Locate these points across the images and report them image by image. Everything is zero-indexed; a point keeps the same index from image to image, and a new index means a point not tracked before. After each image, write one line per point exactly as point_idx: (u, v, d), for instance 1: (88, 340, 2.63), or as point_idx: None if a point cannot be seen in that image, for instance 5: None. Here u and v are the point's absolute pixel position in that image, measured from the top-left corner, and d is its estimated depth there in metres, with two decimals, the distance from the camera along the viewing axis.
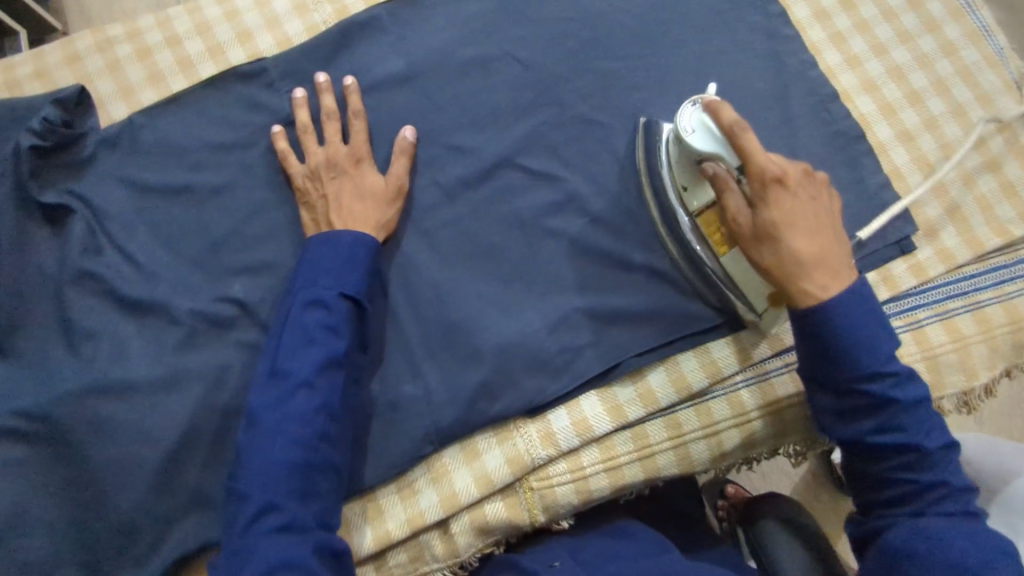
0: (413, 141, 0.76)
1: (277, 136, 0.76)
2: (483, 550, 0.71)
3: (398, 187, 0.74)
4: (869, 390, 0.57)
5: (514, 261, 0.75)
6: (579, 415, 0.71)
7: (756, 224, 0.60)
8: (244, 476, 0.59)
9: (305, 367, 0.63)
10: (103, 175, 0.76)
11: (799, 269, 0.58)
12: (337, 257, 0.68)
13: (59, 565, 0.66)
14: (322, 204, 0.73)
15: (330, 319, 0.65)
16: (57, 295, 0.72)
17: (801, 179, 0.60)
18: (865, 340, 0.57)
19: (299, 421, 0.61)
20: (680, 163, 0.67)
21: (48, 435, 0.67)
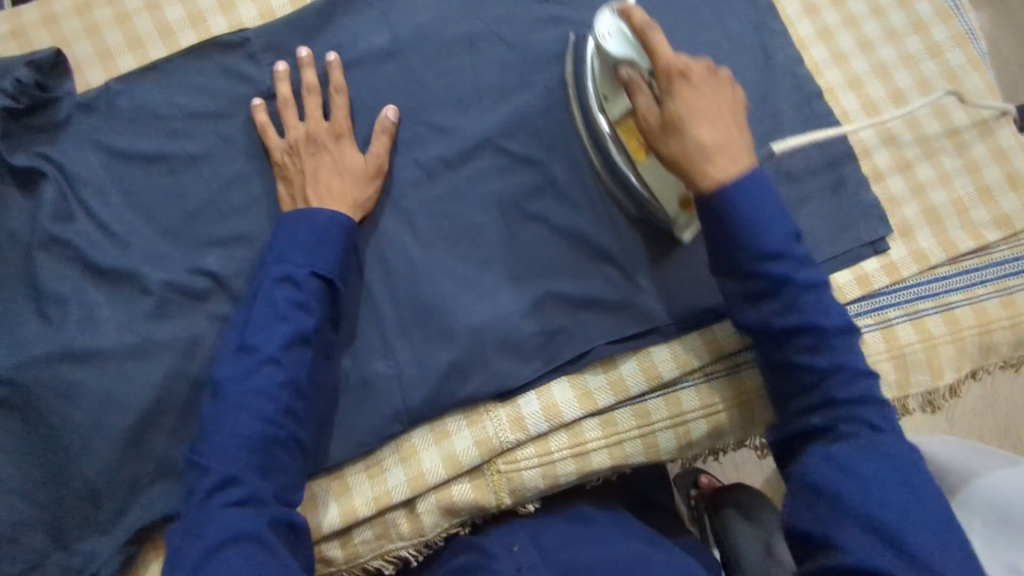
0: (395, 121, 0.75)
1: (257, 109, 0.75)
2: (449, 530, 0.71)
3: (377, 166, 0.74)
4: (766, 271, 0.60)
5: (491, 244, 0.75)
6: (549, 400, 0.71)
7: (664, 115, 0.62)
8: (207, 450, 0.59)
9: (272, 342, 0.62)
10: (77, 140, 0.75)
11: (686, 118, 0.62)
12: (312, 234, 0.68)
13: (23, 531, 0.66)
14: (299, 179, 0.73)
15: (300, 296, 0.65)
16: (26, 259, 0.72)
17: (702, 73, 0.63)
18: (763, 221, 0.60)
19: (263, 397, 0.60)
20: (602, 71, 0.67)
21: (16, 401, 0.67)
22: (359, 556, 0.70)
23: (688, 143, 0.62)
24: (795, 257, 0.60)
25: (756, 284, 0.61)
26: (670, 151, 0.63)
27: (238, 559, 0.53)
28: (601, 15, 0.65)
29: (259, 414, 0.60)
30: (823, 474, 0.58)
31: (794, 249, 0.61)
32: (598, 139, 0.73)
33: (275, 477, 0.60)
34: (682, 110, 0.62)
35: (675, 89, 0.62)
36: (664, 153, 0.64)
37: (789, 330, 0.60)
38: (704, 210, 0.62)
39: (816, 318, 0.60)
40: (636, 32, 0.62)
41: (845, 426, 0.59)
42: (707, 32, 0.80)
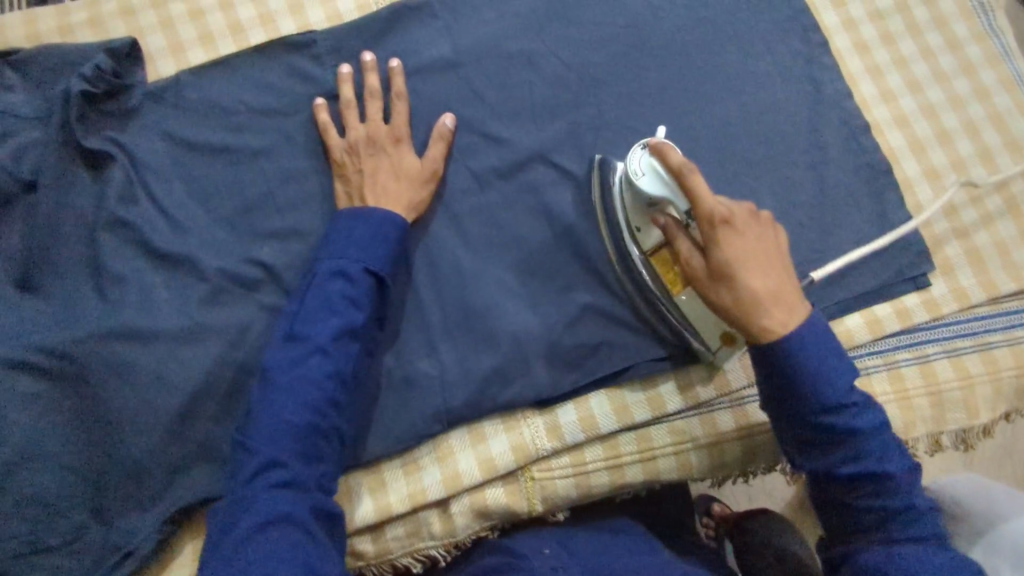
0: (452, 129, 0.77)
1: (320, 109, 0.78)
2: (479, 533, 0.72)
3: (432, 171, 0.76)
4: (827, 423, 0.59)
5: (538, 255, 0.76)
6: (586, 411, 0.72)
7: (710, 266, 0.62)
8: (255, 432, 0.60)
9: (325, 334, 0.64)
10: (146, 128, 0.78)
11: (736, 269, 0.60)
12: (367, 232, 0.70)
13: (62, 504, 0.66)
14: (358, 178, 0.75)
15: (352, 290, 0.67)
16: (89, 239, 0.74)
17: (745, 218, 0.62)
18: (824, 372, 0.59)
19: (312, 386, 0.62)
20: (634, 209, 0.68)
21: (70, 374, 0.68)
22: (390, 552, 0.71)
23: (737, 290, 0.60)
24: (858, 406, 0.59)
25: (824, 439, 0.60)
26: (721, 298, 0.62)
27: (282, 543, 0.55)
28: (636, 156, 0.65)
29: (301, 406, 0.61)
30: (888, 567, 0.56)
31: (860, 433, 0.59)
32: (625, 258, 0.73)
33: (317, 468, 0.61)
34: (732, 257, 0.60)
35: (718, 238, 0.61)
36: (714, 301, 0.62)
37: (836, 432, 0.59)
38: (770, 376, 0.61)
39: (876, 465, 0.59)
40: (672, 171, 0.63)
41: (905, 531, 0.58)
42: (759, 62, 0.82)
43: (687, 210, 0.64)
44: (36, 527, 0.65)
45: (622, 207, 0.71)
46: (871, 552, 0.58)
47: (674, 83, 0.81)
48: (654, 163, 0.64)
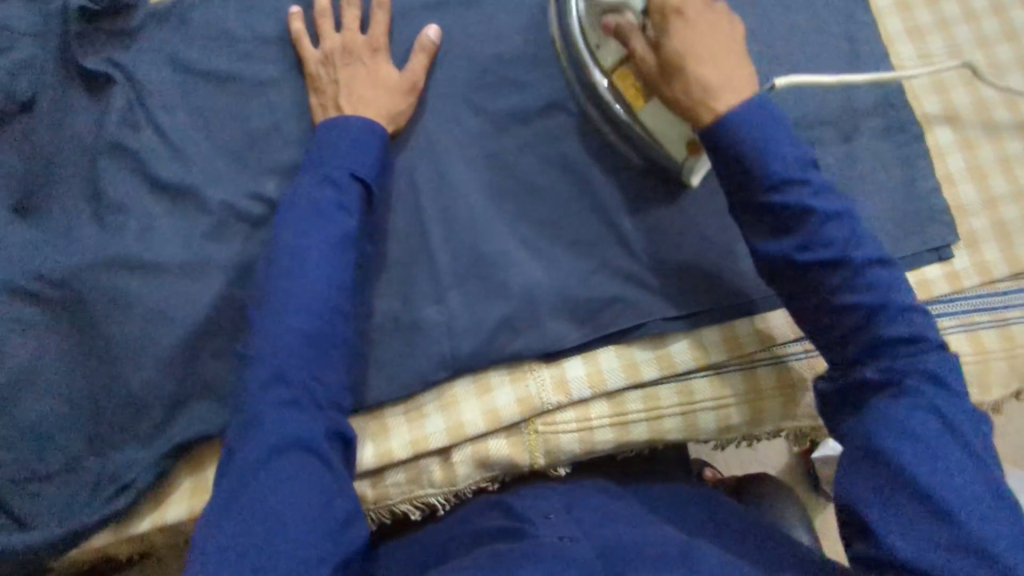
0: (436, 40, 0.74)
1: (294, 17, 0.74)
2: (479, 483, 0.71)
3: (412, 83, 0.73)
4: (802, 258, 0.57)
5: (555, 205, 0.74)
6: (594, 367, 0.71)
7: (662, 57, 0.61)
8: (257, 347, 0.60)
9: (314, 238, 0.64)
10: (148, 50, 0.74)
11: (686, 61, 0.60)
12: (350, 143, 0.68)
13: (61, 432, 0.66)
14: (332, 89, 0.72)
15: (342, 198, 0.66)
16: (89, 164, 0.71)
17: (699, 8, 0.61)
18: (762, 145, 0.57)
19: (308, 296, 0.62)
20: (588, 17, 0.67)
21: (68, 301, 0.67)
22: (388, 497, 0.70)
23: (688, 82, 0.60)
24: (852, 258, 0.57)
25: (819, 252, 0.57)
26: (679, 90, 0.61)
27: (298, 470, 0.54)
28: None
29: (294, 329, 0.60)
30: (903, 454, 0.52)
31: (840, 247, 0.57)
32: (595, 96, 0.71)
33: (325, 391, 0.60)
34: (680, 50, 0.60)
35: (668, 29, 0.61)
36: (669, 98, 0.62)
37: (834, 305, 0.58)
38: (716, 157, 0.59)
39: (873, 306, 0.57)
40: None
41: (930, 416, 0.53)
42: (794, 17, 0.79)
43: (641, 8, 0.64)
44: (33, 456, 0.65)
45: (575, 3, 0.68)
46: (887, 424, 0.53)
47: None
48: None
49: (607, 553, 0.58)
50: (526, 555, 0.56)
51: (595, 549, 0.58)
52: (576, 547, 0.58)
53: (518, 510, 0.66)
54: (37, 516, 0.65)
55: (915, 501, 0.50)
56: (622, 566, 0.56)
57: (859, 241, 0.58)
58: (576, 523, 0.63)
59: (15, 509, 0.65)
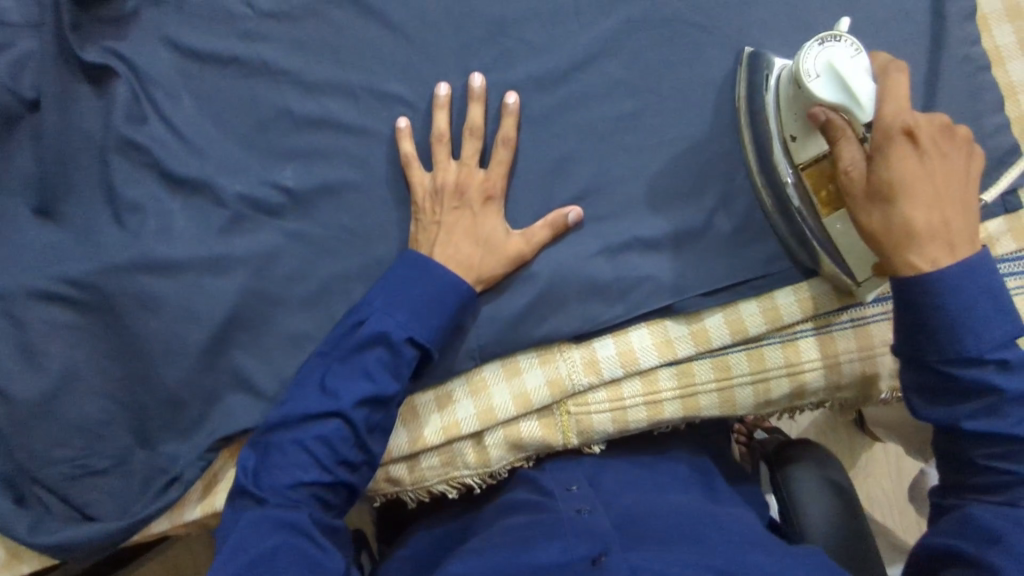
0: (571, 224, 0.68)
1: (404, 135, 0.69)
2: (514, 464, 0.71)
3: (520, 256, 0.68)
4: (973, 375, 0.52)
5: (583, 175, 0.70)
6: (626, 345, 0.69)
7: (869, 180, 0.55)
8: (276, 450, 0.61)
9: (349, 396, 0.61)
10: (148, 35, 0.71)
11: (903, 193, 0.53)
12: (425, 296, 0.64)
13: (108, 428, 0.69)
14: (433, 229, 0.68)
15: (392, 360, 0.63)
16: (101, 161, 0.70)
17: (936, 134, 0.55)
18: (965, 307, 0.52)
19: (343, 440, 0.61)
20: (792, 110, 0.62)
21: (97, 303, 0.67)
22: (425, 479, 0.71)
23: (895, 218, 0.53)
24: (1012, 364, 0.52)
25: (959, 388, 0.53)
26: (871, 224, 0.55)
27: (284, 548, 0.55)
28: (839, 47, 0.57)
29: (321, 457, 0.60)
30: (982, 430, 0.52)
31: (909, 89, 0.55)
32: (784, 203, 0.67)
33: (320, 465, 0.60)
34: (896, 178, 0.53)
35: (890, 157, 0.54)
36: (859, 219, 0.56)
37: (959, 380, 0.52)
38: (901, 302, 0.54)
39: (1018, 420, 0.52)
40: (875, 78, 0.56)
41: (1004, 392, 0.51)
42: None
43: (867, 121, 0.56)
44: (86, 451, 0.68)
45: (778, 103, 0.64)
46: None
47: None
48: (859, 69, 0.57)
49: (625, 527, 0.60)
50: (545, 535, 0.59)
51: (613, 523, 0.61)
52: (594, 518, 0.60)
53: (540, 483, 0.68)
54: (98, 507, 0.68)
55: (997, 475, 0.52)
56: (635, 539, 0.58)
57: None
58: (599, 494, 0.66)
59: (77, 501, 0.68)
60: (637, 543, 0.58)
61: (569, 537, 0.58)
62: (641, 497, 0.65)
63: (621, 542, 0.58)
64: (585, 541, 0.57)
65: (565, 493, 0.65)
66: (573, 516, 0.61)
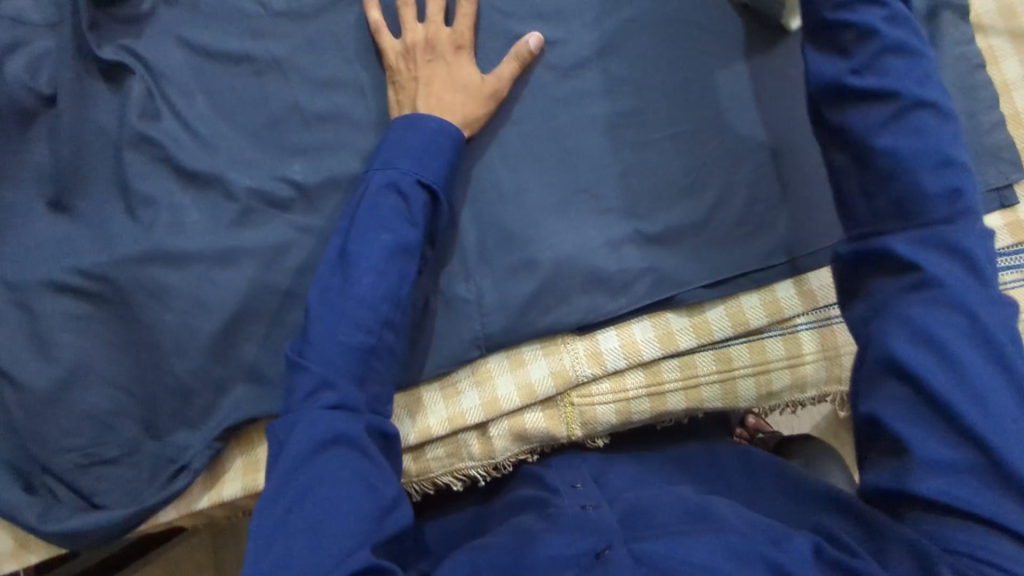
0: (534, 50, 0.70)
1: (369, 6, 0.72)
2: (518, 455, 0.72)
3: (493, 91, 0.70)
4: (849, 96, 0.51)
5: (587, 169, 0.71)
6: (629, 337, 0.70)
7: None
8: (311, 354, 0.58)
9: (373, 252, 0.61)
10: (162, 35, 0.73)
11: None
12: (420, 144, 0.66)
13: (117, 418, 0.69)
14: (411, 86, 0.70)
15: (407, 206, 0.64)
16: (116, 156, 0.71)
17: None
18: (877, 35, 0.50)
19: (363, 303, 0.60)
20: None
21: (109, 294, 0.68)
22: (430, 471, 0.72)
23: None
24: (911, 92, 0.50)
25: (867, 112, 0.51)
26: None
27: (339, 463, 0.54)
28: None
29: (360, 318, 0.60)
30: (918, 362, 0.48)
31: (880, 25, 0.50)
32: None
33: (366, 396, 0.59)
34: None
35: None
36: None
37: (869, 93, 0.51)
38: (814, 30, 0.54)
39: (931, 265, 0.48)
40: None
41: (950, 313, 0.48)
42: None
43: None
44: (94, 440, 0.69)
45: None
46: (907, 328, 0.49)
47: None
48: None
49: (631, 519, 0.60)
50: (550, 528, 0.59)
51: (618, 516, 0.61)
52: (600, 514, 0.61)
53: (546, 479, 0.68)
54: (106, 497, 0.69)
55: (941, 421, 0.47)
56: (642, 530, 0.58)
57: (931, 123, 0.50)
58: (603, 491, 0.66)
59: (86, 491, 0.69)
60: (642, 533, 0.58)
61: (575, 529, 0.58)
62: (648, 491, 0.64)
63: (625, 534, 0.58)
64: (590, 536, 0.57)
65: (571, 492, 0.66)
66: (581, 512, 0.61)
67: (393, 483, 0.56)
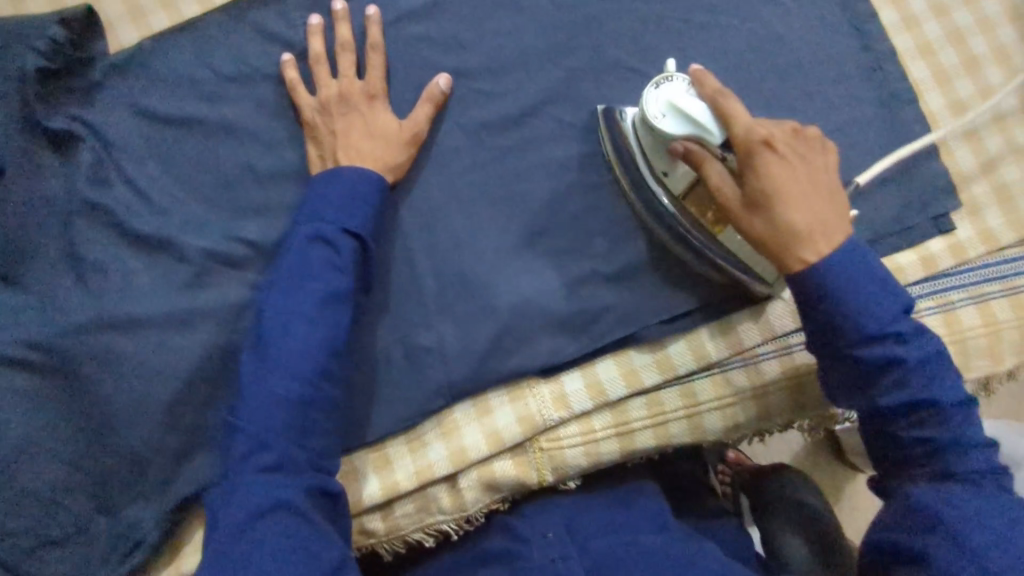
0: (445, 90, 0.73)
1: (287, 65, 0.74)
2: (490, 505, 0.70)
3: (413, 133, 0.71)
4: (870, 370, 0.56)
5: (541, 214, 0.72)
6: (593, 378, 0.70)
7: (744, 193, 0.60)
8: (244, 411, 0.58)
9: (305, 303, 0.62)
10: (111, 103, 0.74)
11: (774, 195, 0.58)
12: (344, 193, 0.66)
13: (67, 497, 0.65)
14: (330, 139, 0.71)
15: (335, 254, 0.64)
16: (65, 224, 0.70)
17: (789, 139, 0.60)
18: (864, 299, 0.56)
19: (298, 357, 0.60)
20: (651, 150, 0.66)
21: (57, 366, 0.66)
22: (400, 528, 0.70)
23: (778, 222, 0.58)
24: (905, 335, 0.56)
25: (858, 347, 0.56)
26: (755, 228, 0.60)
27: (280, 530, 0.54)
28: (671, 86, 0.63)
29: (297, 369, 0.59)
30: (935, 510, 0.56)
31: (852, 253, 0.57)
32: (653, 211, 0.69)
33: (312, 453, 0.59)
34: (767, 184, 0.58)
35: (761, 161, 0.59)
36: (746, 232, 0.61)
37: (868, 367, 0.56)
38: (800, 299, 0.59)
39: (925, 387, 0.56)
40: (706, 99, 0.62)
41: (952, 449, 0.56)
42: None
43: (722, 144, 0.62)
44: (43, 522, 0.65)
45: (641, 144, 0.68)
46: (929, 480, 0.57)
47: (671, 22, 0.76)
48: (688, 97, 0.62)
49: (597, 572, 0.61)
50: None
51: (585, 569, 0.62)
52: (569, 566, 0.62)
53: (517, 532, 0.68)
54: None
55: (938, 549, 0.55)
56: None
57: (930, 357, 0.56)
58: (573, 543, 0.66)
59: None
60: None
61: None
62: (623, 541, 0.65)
63: None
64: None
65: (541, 544, 0.66)
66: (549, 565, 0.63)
67: (338, 545, 0.55)
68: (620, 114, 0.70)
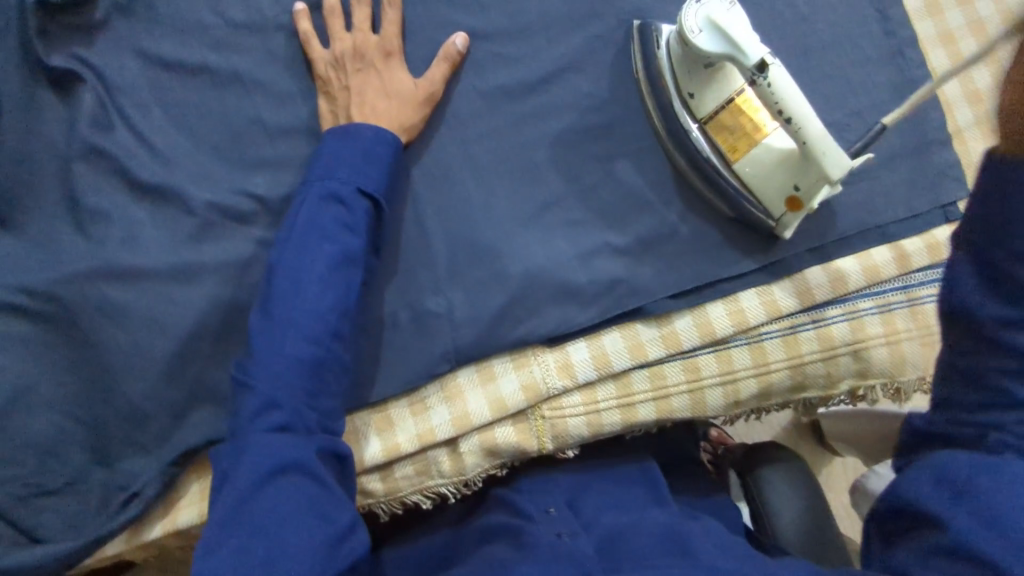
0: (462, 50, 0.71)
1: (300, 15, 0.71)
2: (489, 471, 0.71)
3: (428, 93, 0.70)
4: None
5: (555, 182, 0.72)
6: (599, 349, 0.70)
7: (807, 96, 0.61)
8: (253, 367, 0.57)
9: (316, 262, 0.60)
10: (116, 45, 0.71)
11: None
12: (358, 152, 0.65)
13: (63, 447, 0.65)
14: (343, 96, 0.69)
15: (347, 215, 0.63)
16: (65, 168, 0.68)
17: None
18: None
19: (307, 316, 0.59)
20: (686, 66, 0.66)
21: (55, 314, 0.65)
22: (400, 490, 0.70)
23: None
24: None
25: None
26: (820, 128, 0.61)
27: (293, 492, 0.53)
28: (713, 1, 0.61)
29: (307, 328, 0.59)
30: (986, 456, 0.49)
31: None
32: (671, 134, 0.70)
33: (319, 414, 0.59)
34: None
35: None
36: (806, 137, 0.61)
37: None
38: None
39: None
40: None
41: None
42: None
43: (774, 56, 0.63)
44: (37, 470, 0.64)
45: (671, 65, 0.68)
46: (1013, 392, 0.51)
47: None
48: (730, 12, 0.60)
49: (608, 545, 0.61)
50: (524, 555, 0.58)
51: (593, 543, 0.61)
52: (576, 540, 0.61)
53: (518, 503, 0.68)
54: (50, 529, 0.65)
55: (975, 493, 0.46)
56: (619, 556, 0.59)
57: None
58: (577, 517, 0.66)
59: (24, 525, 0.64)
60: (617, 564, 0.58)
61: (544, 557, 0.58)
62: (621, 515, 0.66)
63: (603, 563, 0.58)
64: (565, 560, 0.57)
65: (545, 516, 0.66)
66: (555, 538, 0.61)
67: (348, 510, 0.55)
68: (655, 30, 0.70)
